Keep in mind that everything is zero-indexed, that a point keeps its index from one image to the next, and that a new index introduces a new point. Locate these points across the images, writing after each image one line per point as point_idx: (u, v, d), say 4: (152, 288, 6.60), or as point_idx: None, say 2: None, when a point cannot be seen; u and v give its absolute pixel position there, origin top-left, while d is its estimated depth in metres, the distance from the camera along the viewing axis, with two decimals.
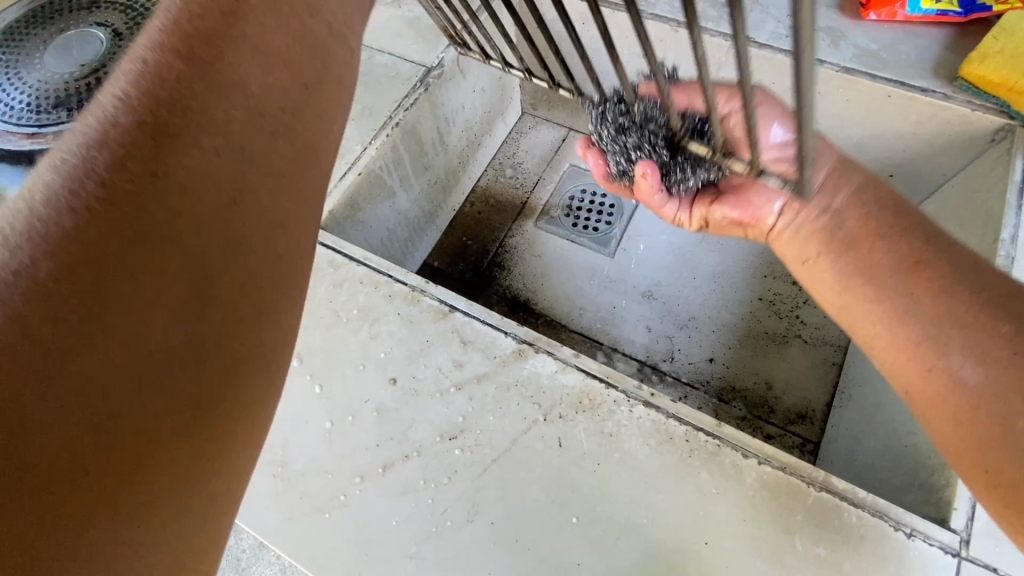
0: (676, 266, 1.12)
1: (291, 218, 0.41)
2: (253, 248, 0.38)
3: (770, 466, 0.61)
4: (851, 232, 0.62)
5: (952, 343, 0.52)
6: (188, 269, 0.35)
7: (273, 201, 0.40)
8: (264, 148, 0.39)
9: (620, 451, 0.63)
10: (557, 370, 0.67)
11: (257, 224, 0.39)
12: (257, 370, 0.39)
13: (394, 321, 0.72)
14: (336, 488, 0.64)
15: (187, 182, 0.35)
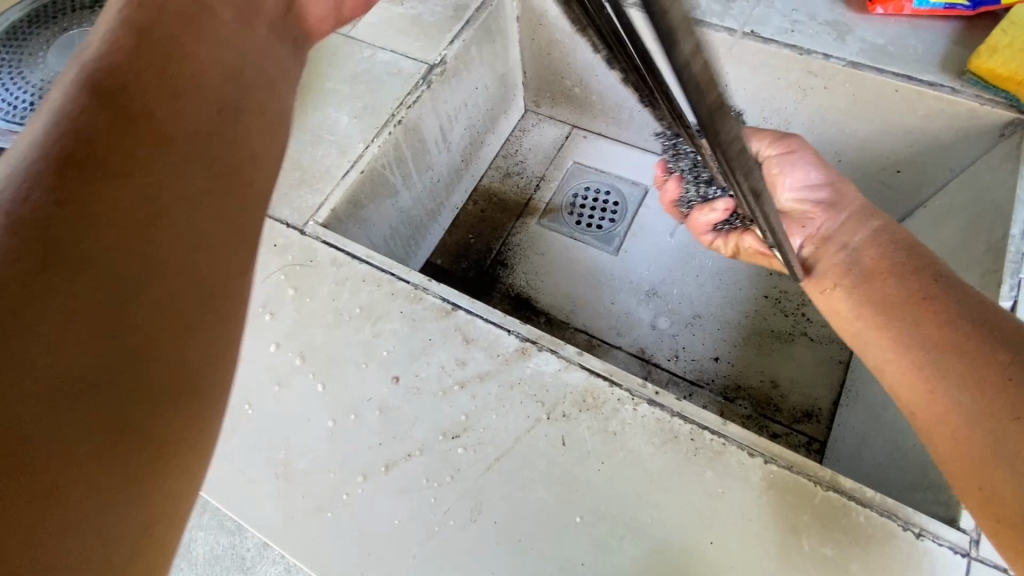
0: (682, 264, 1.11)
1: (216, 229, 0.42)
2: (171, 257, 0.38)
3: (776, 466, 0.60)
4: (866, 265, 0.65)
5: (952, 366, 0.53)
6: (97, 284, 0.34)
7: (190, 212, 0.40)
8: (175, 169, 0.41)
9: (625, 450, 0.62)
10: (560, 368, 0.67)
11: (174, 236, 0.39)
12: (186, 379, 0.36)
13: (396, 320, 0.71)
14: (338, 487, 0.64)
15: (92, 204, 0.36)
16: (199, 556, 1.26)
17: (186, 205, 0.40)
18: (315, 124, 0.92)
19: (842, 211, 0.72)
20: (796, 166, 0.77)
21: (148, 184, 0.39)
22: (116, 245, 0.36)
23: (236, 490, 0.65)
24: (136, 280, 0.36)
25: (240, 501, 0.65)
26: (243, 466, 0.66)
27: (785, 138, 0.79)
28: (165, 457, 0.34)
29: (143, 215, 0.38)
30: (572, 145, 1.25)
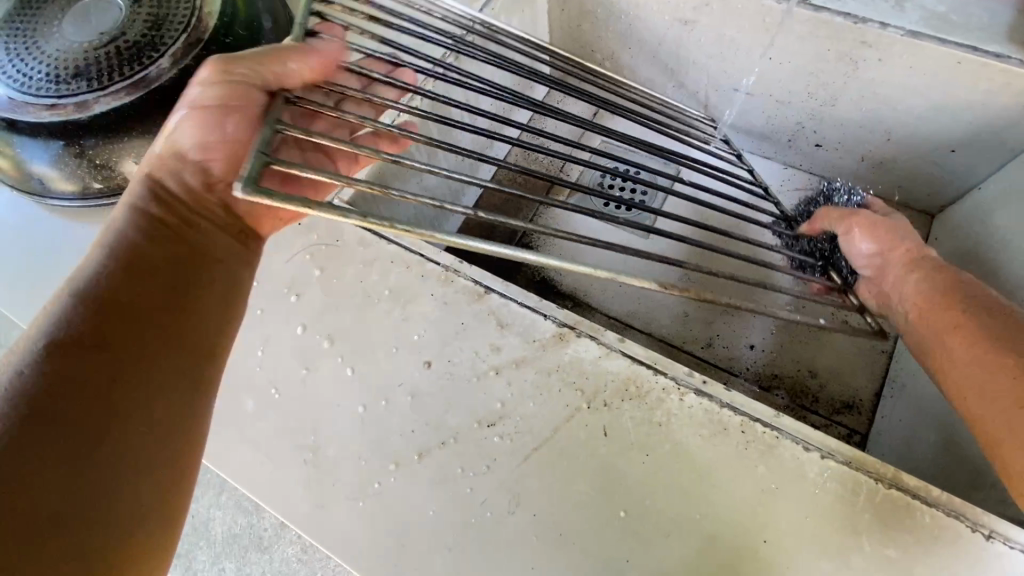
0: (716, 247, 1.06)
1: (168, 319, 0.53)
2: (138, 351, 0.50)
3: (834, 461, 0.57)
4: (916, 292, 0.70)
5: (984, 361, 0.54)
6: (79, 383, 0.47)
7: (140, 315, 0.52)
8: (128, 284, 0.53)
9: (671, 441, 0.59)
10: (601, 355, 0.63)
11: (135, 335, 0.51)
12: (156, 435, 0.49)
13: (427, 303, 0.68)
14: (369, 476, 0.61)
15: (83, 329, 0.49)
16: (219, 534, 1.27)
17: (148, 333, 0.51)
18: None
19: (898, 268, 0.76)
20: (858, 242, 0.81)
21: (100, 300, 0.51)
22: (102, 362, 0.48)
23: (265, 475, 0.63)
24: (129, 385, 0.49)
25: (268, 487, 0.63)
26: (271, 452, 0.64)
27: (847, 216, 0.83)
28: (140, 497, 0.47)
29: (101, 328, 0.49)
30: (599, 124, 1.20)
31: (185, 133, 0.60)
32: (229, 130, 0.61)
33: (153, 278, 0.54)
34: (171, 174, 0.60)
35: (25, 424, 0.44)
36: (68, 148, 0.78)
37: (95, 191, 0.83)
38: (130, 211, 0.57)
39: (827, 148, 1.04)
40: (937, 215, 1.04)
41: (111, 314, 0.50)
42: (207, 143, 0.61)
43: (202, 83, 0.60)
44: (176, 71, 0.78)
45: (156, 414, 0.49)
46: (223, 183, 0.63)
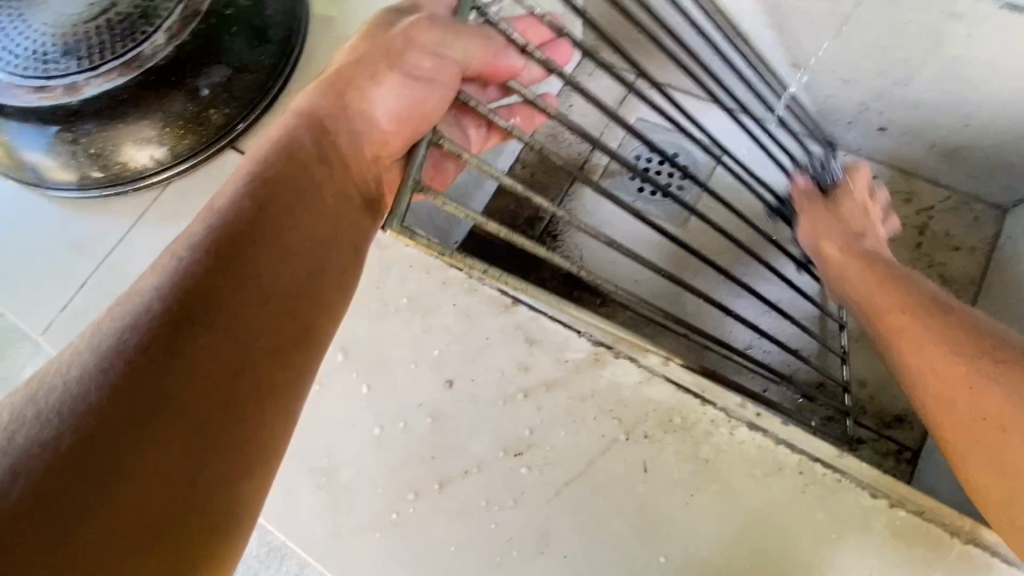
0: (764, 246, 0.93)
1: (304, 297, 0.41)
2: (273, 326, 0.39)
3: (905, 511, 0.51)
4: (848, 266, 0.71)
5: (967, 370, 0.49)
6: (204, 346, 0.35)
7: (273, 283, 0.40)
8: (270, 236, 0.41)
9: (719, 481, 0.53)
10: (641, 381, 0.57)
11: (271, 307, 0.39)
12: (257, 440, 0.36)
13: (449, 314, 0.62)
14: (387, 505, 0.57)
15: (211, 285, 0.37)
16: None
17: (282, 306, 0.40)
18: None
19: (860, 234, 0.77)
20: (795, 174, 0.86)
21: (238, 258, 0.39)
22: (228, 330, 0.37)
23: (276, 499, 0.59)
24: (249, 367, 0.37)
25: (281, 513, 0.59)
26: (282, 475, 0.59)
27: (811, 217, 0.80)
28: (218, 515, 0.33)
29: (232, 286, 0.38)
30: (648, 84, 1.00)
31: (385, 96, 0.50)
32: (421, 95, 0.51)
33: (289, 249, 0.42)
34: (348, 128, 0.49)
35: (125, 383, 0.32)
36: (61, 134, 0.72)
37: (93, 180, 0.76)
38: (278, 148, 0.45)
39: (892, 132, 0.93)
40: (1010, 210, 0.93)
41: (248, 277, 0.39)
42: (401, 115, 0.51)
43: (420, 44, 0.52)
44: (172, 49, 0.71)
45: (264, 424, 0.37)
46: (388, 159, 0.51)
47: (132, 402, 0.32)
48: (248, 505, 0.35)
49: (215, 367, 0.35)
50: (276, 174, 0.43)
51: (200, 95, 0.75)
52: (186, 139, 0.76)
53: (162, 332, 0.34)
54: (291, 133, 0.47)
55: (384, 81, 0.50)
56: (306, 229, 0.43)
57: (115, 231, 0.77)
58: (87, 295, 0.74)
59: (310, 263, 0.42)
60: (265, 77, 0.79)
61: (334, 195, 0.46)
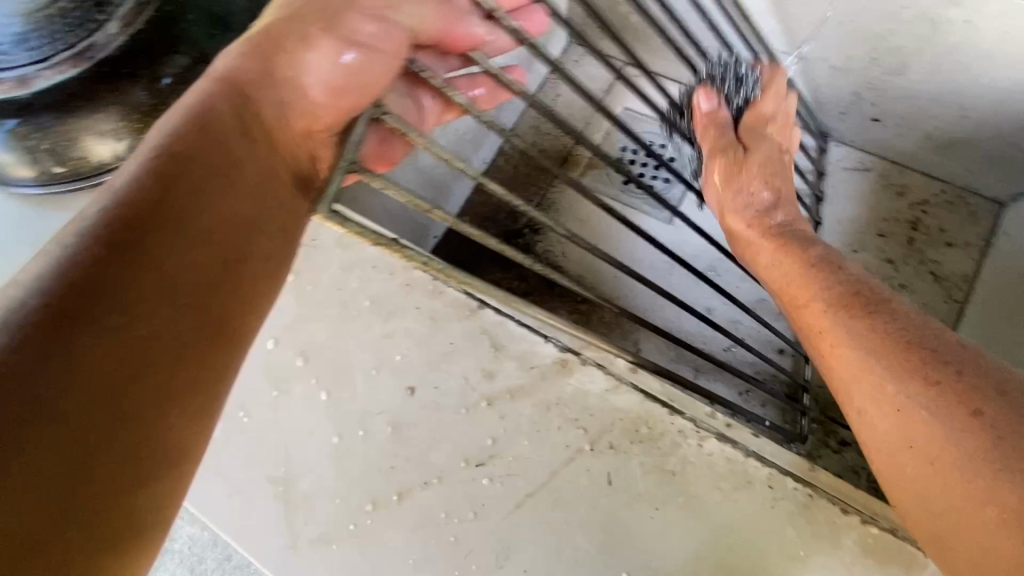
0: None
1: (223, 289, 0.37)
2: (187, 321, 0.35)
3: (878, 528, 0.49)
4: (761, 247, 0.62)
5: (860, 369, 0.45)
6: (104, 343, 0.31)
7: (187, 270, 0.36)
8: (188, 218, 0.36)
9: (686, 495, 0.51)
10: (608, 389, 0.55)
11: (186, 300, 0.35)
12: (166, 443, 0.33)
13: (412, 318, 0.59)
14: (345, 516, 0.55)
15: (115, 272, 0.33)
16: None
17: (198, 297, 0.36)
18: None
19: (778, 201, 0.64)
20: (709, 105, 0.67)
21: (146, 241, 0.34)
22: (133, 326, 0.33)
23: (232, 507, 0.57)
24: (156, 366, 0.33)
25: (239, 523, 0.57)
26: (239, 483, 0.58)
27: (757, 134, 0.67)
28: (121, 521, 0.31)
29: (140, 276, 0.34)
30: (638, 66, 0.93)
31: (319, 62, 0.46)
32: (361, 68, 0.47)
33: (204, 233, 0.37)
34: (277, 96, 0.45)
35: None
36: (17, 129, 0.70)
37: (54, 176, 0.74)
38: (194, 108, 0.40)
39: (886, 123, 0.89)
40: (1008, 205, 0.90)
41: (158, 264, 0.34)
42: (333, 83, 0.46)
43: (362, 7, 0.47)
44: (125, 38, 0.68)
45: (166, 433, 0.33)
46: (320, 134, 0.47)
47: (1, 417, 0.28)
48: (154, 517, 0.32)
49: (116, 364, 0.32)
50: (185, 148, 0.38)
51: (162, 84, 0.71)
52: (144, 133, 0.72)
53: (40, 333, 0.30)
54: (206, 96, 0.41)
55: (317, 46, 0.46)
56: (222, 212, 0.38)
57: None
58: None
59: (231, 250, 0.38)
60: None
61: (257, 175, 0.42)
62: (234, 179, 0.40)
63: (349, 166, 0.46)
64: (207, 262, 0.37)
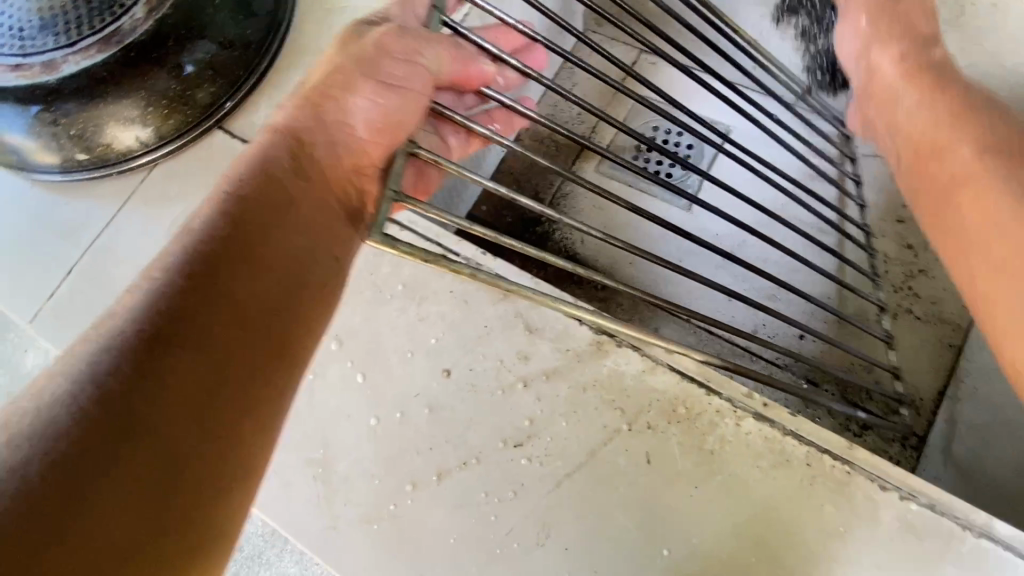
0: (776, 226, 0.89)
1: (284, 317, 0.38)
2: (251, 349, 0.36)
3: (916, 503, 0.49)
4: (925, 119, 0.49)
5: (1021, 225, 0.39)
6: (176, 371, 0.33)
7: (249, 301, 0.37)
8: (250, 252, 0.38)
9: (724, 473, 0.52)
10: (644, 370, 0.55)
11: (250, 327, 0.36)
12: (234, 464, 0.34)
13: (446, 302, 0.60)
14: (385, 497, 0.56)
15: (185, 305, 0.35)
16: None
17: (261, 328, 0.37)
18: None
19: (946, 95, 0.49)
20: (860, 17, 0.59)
21: (216, 275, 0.36)
22: (201, 356, 0.34)
23: (270, 490, 0.58)
24: (225, 392, 0.34)
25: (277, 505, 0.57)
26: (277, 466, 0.58)
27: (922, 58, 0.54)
28: (194, 542, 0.32)
29: (209, 306, 0.35)
30: (636, 82, 1.00)
31: (362, 106, 0.45)
32: (397, 104, 0.46)
33: (266, 270, 0.38)
34: (326, 137, 0.43)
35: (85, 427, 0.30)
36: (41, 114, 0.68)
37: (78, 163, 0.73)
38: (257, 152, 0.41)
39: None
40: None
41: (223, 296, 0.36)
42: (379, 124, 0.45)
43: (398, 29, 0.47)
44: (152, 22, 0.67)
45: (237, 463, 0.34)
46: (369, 170, 0.45)
47: (91, 445, 0.30)
48: (222, 541, 0.33)
49: (186, 393, 0.33)
50: (251, 193, 0.39)
51: (185, 72, 0.71)
52: (170, 119, 0.73)
53: (124, 378, 0.32)
54: (267, 144, 0.42)
55: (358, 90, 0.45)
56: (284, 248, 0.39)
57: (101, 215, 0.73)
58: (74, 283, 0.71)
59: (291, 279, 0.39)
60: (250, 54, 0.75)
61: (318, 208, 0.42)
62: (293, 212, 0.41)
63: (393, 198, 0.44)
64: (267, 292, 0.38)
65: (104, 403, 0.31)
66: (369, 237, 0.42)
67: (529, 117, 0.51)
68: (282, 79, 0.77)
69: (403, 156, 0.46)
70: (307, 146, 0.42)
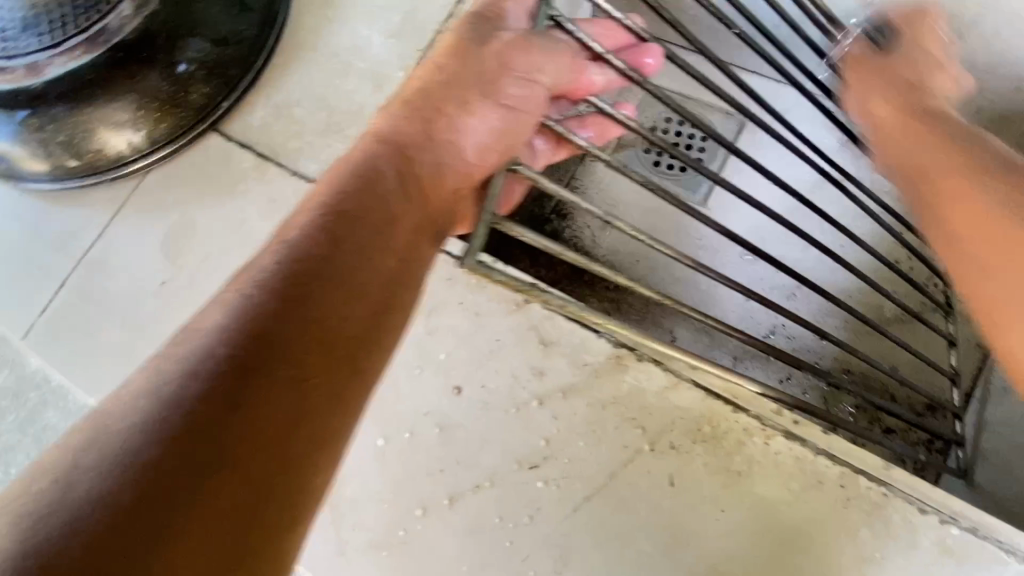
0: (805, 217, 0.79)
1: (376, 343, 0.34)
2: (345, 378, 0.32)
3: (957, 527, 0.47)
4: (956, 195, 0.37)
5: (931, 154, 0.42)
6: (274, 400, 0.29)
7: (347, 328, 0.33)
8: (355, 266, 0.34)
9: (752, 495, 0.49)
10: (666, 387, 0.52)
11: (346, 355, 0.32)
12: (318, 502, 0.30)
13: (455, 314, 0.57)
14: (394, 521, 0.53)
15: (288, 327, 0.30)
16: None
17: (357, 356, 0.33)
18: (339, 47, 0.73)
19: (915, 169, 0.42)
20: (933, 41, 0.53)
21: (320, 298, 0.32)
22: (296, 382, 0.30)
23: None
24: (325, 423, 0.31)
25: None
26: None
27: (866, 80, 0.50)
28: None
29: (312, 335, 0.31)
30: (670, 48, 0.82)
31: (475, 129, 0.41)
32: (512, 126, 0.42)
33: (361, 287, 0.34)
34: (432, 157, 0.40)
35: (170, 457, 0.26)
36: (29, 121, 0.67)
37: (70, 171, 0.69)
38: (357, 163, 0.38)
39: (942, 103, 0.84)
40: None
41: (322, 320, 0.32)
42: (489, 145, 0.41)
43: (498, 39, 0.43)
44: (139, 20, 0.65)
45: (310, 515, 0.29)
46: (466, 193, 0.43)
47: (181, 476, 0.26)
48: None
49: (281, 420, 0.29)
50: (351, 204, 0.35)
51: (178, 71, 0.68)
52: (162, 123, 0.69)
53: (216, 392, 0.28)
54: (367, 153, 0.38)
55: (475, 112, 0.41)
56: (380, 268, 0.35)
57: (93, 225, 0.69)
58: (67, 295, 0.68)
59: (386, 301, 0.35)
60: (247, 51, 0.71)
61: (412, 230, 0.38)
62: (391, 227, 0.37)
63: (490, 220, 0.38)
64: (364, 319, 0.34)
65: (192, 431, 0.27)
66: (461, 267, 0.37)
67: (633, 131, 0.45)
68: (276, 76, 0.73)
69: (502, 175, 0.41)
70: (414, 166, 0.39)
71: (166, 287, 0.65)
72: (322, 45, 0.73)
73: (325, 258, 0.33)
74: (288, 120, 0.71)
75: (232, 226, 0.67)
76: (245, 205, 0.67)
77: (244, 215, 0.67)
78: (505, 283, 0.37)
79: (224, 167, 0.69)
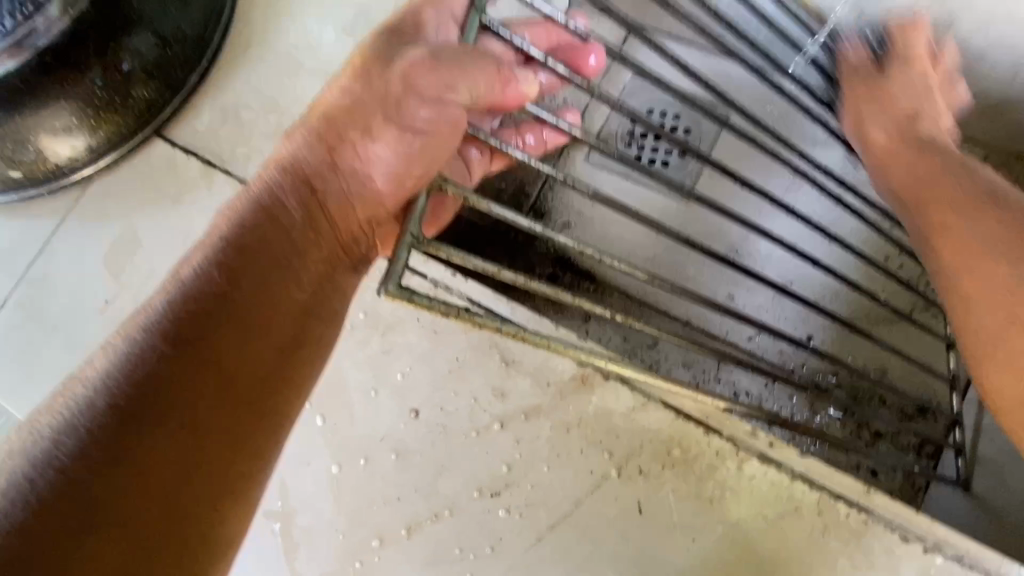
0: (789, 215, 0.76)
1: (278, 380, 0.35)
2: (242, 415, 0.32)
3: (940, 555, 0.44)
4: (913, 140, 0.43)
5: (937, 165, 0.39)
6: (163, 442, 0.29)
7: (244, 365, 0.33)
8: (250, 302, 0.34)
9: (725, 523, 0.46)
10: (635, 408, 0.49)
11: (245, 394, 0.33)
12: (215, 536, 0.31)
13: (413, 331, 0.54)
14: (349, 553, 0.50)
15: (180, 368, 0.31)
16: None
17: (258, 392, 0.33)
18: (291, 45, 0.68)
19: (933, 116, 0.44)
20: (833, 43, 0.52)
21: (217, 339, 0.32)
22: (189, 423, 0.30)
23: None
24: (217, 460, 0.31)
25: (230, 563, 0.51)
26: None
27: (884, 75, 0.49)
28: None
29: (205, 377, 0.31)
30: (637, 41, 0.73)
31: (382, 156, 0.38)
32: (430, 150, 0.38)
33: (262, 325, 0.34)
34: (339, 185, 0.39)
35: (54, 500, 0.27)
36: None
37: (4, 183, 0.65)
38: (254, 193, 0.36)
39: None
40: None
41: (219, 361, 0.32)
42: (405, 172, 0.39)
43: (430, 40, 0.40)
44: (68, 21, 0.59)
45: (212, 545, 0.31)
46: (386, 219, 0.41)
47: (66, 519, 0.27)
48: None
49: (172, 462, 0.30)
50: (251, 238, 0.35)
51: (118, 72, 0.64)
52: (101, 129, 0.65)
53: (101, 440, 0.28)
54: (271, 183, 0.37)
55: (378, 136, 0.37)
56: (284, 302, 0.35)
57: (33, 239, 0.65)
58: (8, 313, 0.64)
59: (289, 336, 0.35)
60: (190, 50, 0.67)
61: (319, 263, 0.38)
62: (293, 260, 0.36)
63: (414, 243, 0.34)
64: (262, 357, 0.34)
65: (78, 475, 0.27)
66: (379, 293, 0.31)
67: (580, 140, 0.42)
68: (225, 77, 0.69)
69: (428, 193, 0.36)
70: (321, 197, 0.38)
71: (112, 305, 0.62)
72: (272, 42, 0.69)
73: (222, 296, 0.33)
74: (238, 124, 0.67)
75: (180, 238, 0.63)
76: (194, 217, 0.64)
77: (194, 226, 0.64)
78: (430, 310, 0.31)
79: (170, 176, 0.65)
